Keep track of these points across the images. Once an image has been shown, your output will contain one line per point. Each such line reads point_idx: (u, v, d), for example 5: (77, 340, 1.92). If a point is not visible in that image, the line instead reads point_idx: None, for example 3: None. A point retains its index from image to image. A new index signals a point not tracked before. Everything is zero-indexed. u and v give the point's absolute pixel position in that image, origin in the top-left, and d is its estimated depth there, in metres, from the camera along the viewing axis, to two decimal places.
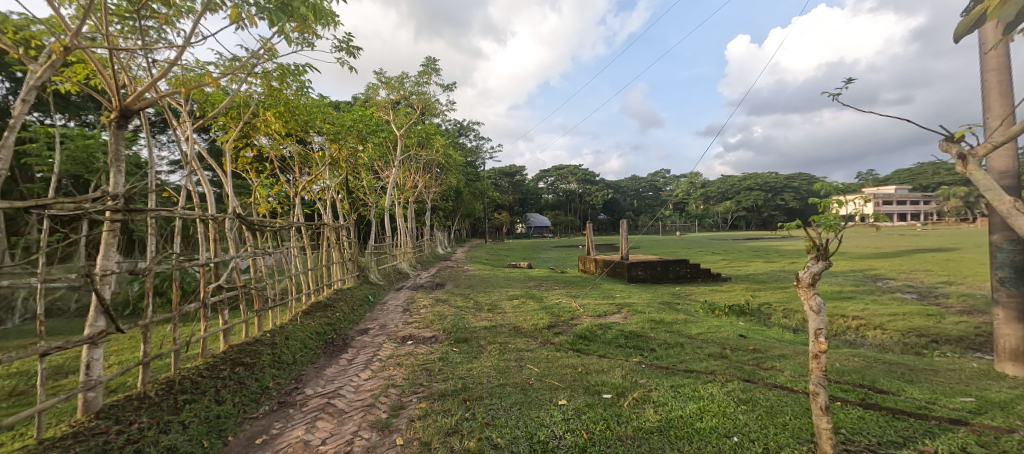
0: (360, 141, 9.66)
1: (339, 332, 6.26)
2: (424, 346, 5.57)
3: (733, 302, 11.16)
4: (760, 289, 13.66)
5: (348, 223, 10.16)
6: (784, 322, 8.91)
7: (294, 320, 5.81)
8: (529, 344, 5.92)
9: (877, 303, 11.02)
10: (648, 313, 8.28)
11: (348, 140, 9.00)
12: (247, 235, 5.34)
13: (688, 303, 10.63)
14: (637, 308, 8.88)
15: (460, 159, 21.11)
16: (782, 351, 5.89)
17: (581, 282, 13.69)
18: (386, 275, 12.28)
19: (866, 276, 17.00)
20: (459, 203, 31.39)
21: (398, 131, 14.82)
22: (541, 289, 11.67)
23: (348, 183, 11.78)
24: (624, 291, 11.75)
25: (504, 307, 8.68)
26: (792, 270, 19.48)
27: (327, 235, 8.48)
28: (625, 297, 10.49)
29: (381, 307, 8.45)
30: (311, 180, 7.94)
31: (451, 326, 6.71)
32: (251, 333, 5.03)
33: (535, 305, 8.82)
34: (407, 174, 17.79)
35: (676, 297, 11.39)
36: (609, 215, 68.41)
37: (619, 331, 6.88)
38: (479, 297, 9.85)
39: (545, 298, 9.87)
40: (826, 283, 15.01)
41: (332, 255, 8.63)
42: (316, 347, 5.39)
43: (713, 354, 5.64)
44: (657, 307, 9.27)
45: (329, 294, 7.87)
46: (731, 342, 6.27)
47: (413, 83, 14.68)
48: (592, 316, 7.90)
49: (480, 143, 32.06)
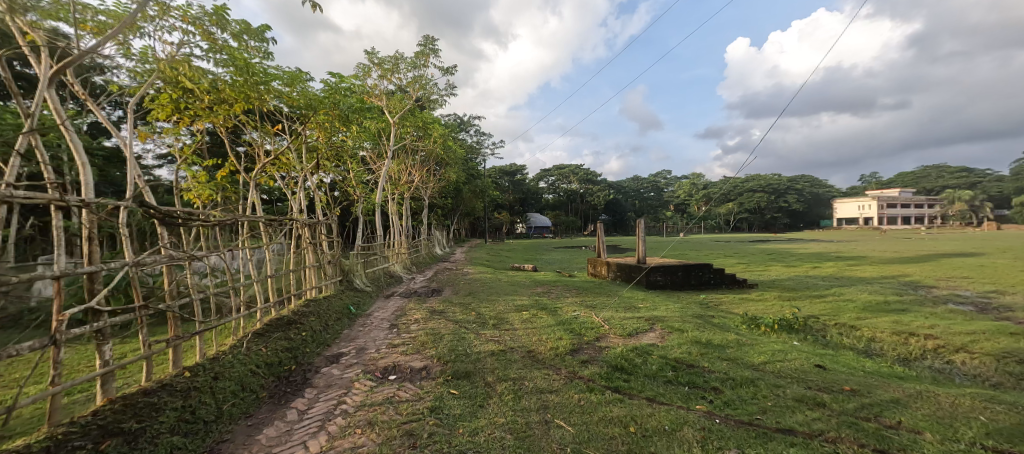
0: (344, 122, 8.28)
1: (301, 361, 4.76)
2: (410, 386, 4.07)
3: (773, 314, 9.68)
4: (794, 299, 12.19)
5: (327, 220, 8.60)
6: (847, 343, 7.46)
7: (238, 347, 4.34)
8: (551, 381, 4.44)
9: (942, 318, 9.54)
10: (689, 331, 6.79)
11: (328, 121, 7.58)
12: (163, 231, 3.77)
13: (723, 316, 9.16)
14: (672, 324, 7.39)
15: (460, 153, 19.60)
16: (891, 394, 4.41)
17: (594, 289, 12.18)
18: (376, 279, 10.77)
19: (903, 284, 15.54)
20: (458, 201, 29.89)
21: (392, 118, 13.33)
22: (551, 298, 10.18)
23: (330, 173, 10.21)
24: (647, 300, 10.26)
25: (513, 322, 7.18)
26: (818, 276, 18.00)
27: (300, 231, 6.99)
28: (651, 309, 9.02)
29: (364, 321, 6.94)
30: (280, 167, 6.50)
31: (448, 351, 5.21)
32: (163, 372, 3.53)
33: (549, 319, 7.33)
34: (402, 167, 16.29)
35: (708, 308, 9.91)
36: (611, 216, 66.89)
37: (663, 358, 5.41)
38: (482, 308, 8.39)
39: (560, 310, 8.37)
40: (865, 292, 13.55)
41: (306, 255, 7.13)
42: (262, 388, 3.93)
43: (804, 399, 4.17)
44: (694, 322, 7.77)
45: (301, 303, 6.40)
46: (816, 380, 4.78)
47: (410, 64, 13.19)
48: (622, 336, 6.43)
49: (481, 138, 30.57)
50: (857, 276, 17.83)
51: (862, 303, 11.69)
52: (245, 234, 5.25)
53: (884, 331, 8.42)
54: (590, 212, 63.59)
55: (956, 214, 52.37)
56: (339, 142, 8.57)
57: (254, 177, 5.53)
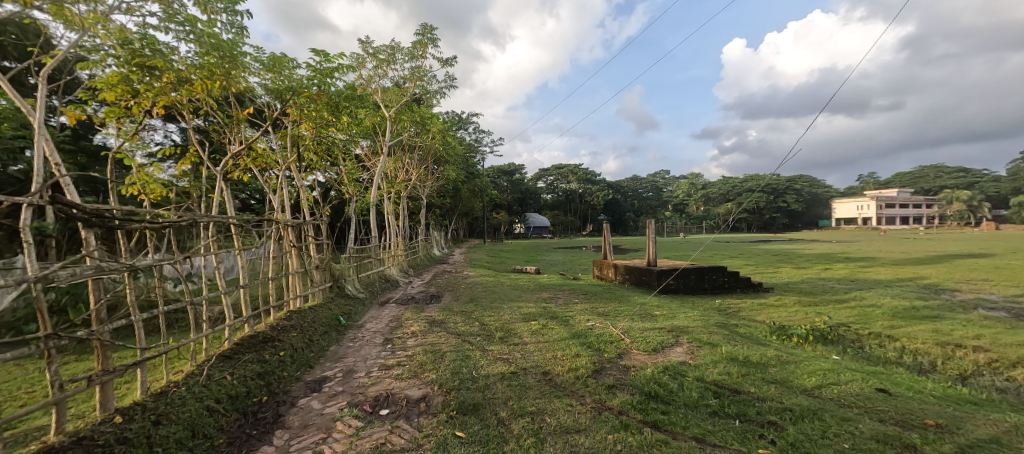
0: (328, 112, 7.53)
1: (276, 390, 4.00)
2: (406, 427, 3.30)
3: (800, 322, 8.93)
4: (815, 304, 11.45)
5: (315, 220, 7.80)
6: (891, 357, 6.76)
7: (196, 376, 3.60)
8: (577, 415, 3.68)
9: (981, 326, 8.86)
10: (721, 346, 6.02)
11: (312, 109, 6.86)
12: (91, 236, 2.98)
13: (748, 325, 8.41)
14: (698, 336, 6.62)
15: (459, 150, 18.84)
16: (987, 430, 3.68)
17: (604, 294, 11.42)
18: (370, 284, 9.99)
19: (923, 287, 14.82)
20: (457, 201, 29.11)
21: (387, 112, 12.55)
22: (558, 304, 9.44)
23: (318, 170, 9.38)
24: (662, 306, 9.53)
25: (522, 335, 6.40)
26: (832, 278, 17.29)
27: (284, 231, 6.16)
28: (669, 317, 8.29)
29: (355, 335, 6.17)
30: (257, 161, 5.70)
31: (452, 375, 4.45)
32: (88, 418, 2.77)
33: (561, 332, 6.55)
34: (398, 164, 15.44)
35: (728, 315, 9.20)
36: (611, 216, 66.15)
37: (700, 380, 4.67)
38: (486, 317, 7.63)
39: (571, 320, 7.60)
40: (887, 297, 12.86)
41: (289, 259, 6.32)
42: (220, 432, 3.19)
43: (886, 439, 3.43)
44: (721, 334, 7.01)
45: (282, 316, 5.62)
46: (889, 412, 4.02)
47: (406, 54, 12.40)
48: (647, 353, 5.69)
49: (479, 136, 29.80)
50: (871, 278, 17.18)
51: (889, 308, 10.99)
52: (212, 237, 4.41)
53: (925, 341, 7.71)
54: (590, 212, 62.86)
55: (956, 214, 51.97)
56: (327, 135, 7.81)
57: (224, 169, 4.67)
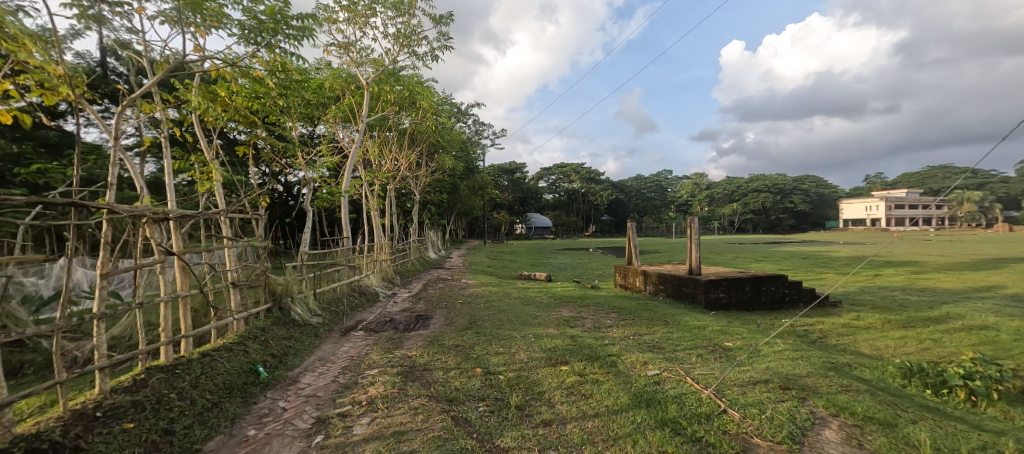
0: (239, 41, 4.90)
1: None
2: None
3: (932, 358, 6.39)
4: (911, 325, 8.88)
5: (239, 212, 5.30)
6: None
7: None
8: None
9: None
10: (910, 431, 3.47)
11: (198, 27, 4.31)
12: None
13: (865, 364, 5.89)
14: (838, 399, 4.11)
15: (457, 137, 16.34)
16: None
17: (641, 311, 8.86)
18: (334, 302, 7.50)
19: (1014, 300, 12.24)
20: (454, 199, 26.74)
21: (365, 81, 10.00)
22: (589, 331, 6.95)
23: (253, 143, 6.78)
24: (731, 334, 7.02)
25: (551, 402, 3.88)
26: (892, 287, 14.72)
27: (152, 232, 3.60)
28: (758, 355, 5.74)
29: (269, 404, 3.63)
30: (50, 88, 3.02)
31: None
32: None
33: (616, 394, 4.03)
34: (383, 152, 12.95)
35: (827, 348, 6.68)
36: (614, 216, 63.76)
37: None
38: (491, 358, 5.14)
39: (621, 364, 5.07)
40: (992, 314, 10.27)
41: (163, 277, 3.75)
42: None
43: None
44: (861, 391, 4.47)
45: (125, 384, 3.16)
46: None
47: (388, 6, 9.79)
48: (788, 450, 3.17)
49: (479, 128, 27.40)
50: (938, 287, 14.68)
51: (1015, 332, 8.43)
52: None
53: None
54: (593, 213, 60.58)
55: None
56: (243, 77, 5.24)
57: None
